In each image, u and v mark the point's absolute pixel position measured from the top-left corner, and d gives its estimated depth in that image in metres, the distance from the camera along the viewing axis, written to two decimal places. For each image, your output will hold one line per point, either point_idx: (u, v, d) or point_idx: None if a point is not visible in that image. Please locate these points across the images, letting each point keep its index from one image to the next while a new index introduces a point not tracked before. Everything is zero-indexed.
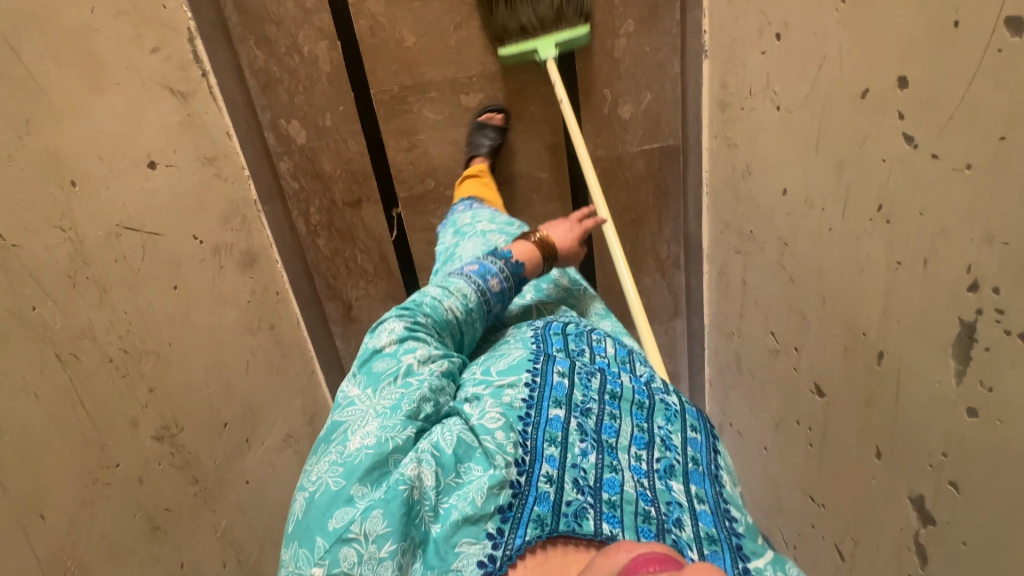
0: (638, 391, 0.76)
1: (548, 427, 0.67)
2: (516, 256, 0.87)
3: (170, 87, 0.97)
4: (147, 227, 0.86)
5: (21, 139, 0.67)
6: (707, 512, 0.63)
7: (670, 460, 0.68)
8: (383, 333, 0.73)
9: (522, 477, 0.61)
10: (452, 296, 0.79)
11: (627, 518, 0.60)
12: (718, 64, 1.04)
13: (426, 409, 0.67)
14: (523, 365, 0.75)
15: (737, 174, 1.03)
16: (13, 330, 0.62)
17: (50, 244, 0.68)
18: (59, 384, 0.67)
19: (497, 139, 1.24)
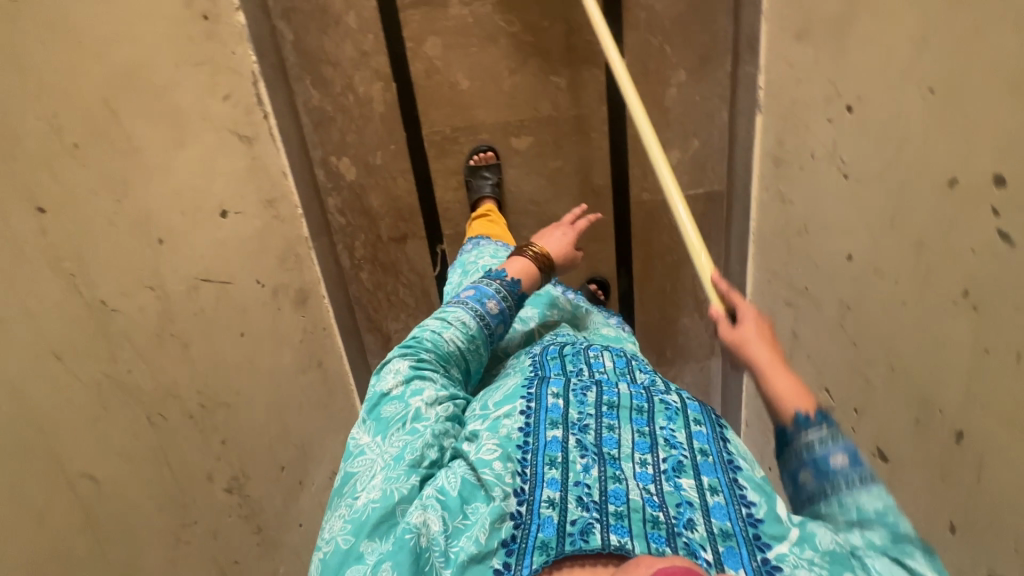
0: (636, 395, 0.68)
1: (547, 450, 0.60)
2: (512, 274, 0.86)
3: (237, 132, 0.98)
4: (220, 276, 0.87)
5: (119, 204, 0.67)
6: (722, 504, 0.55)
7: (677, 456, 0.60)
8: (389, 375, 0.69)
9: (523, 507, 0.55)
10: (452, 327, 0.76)
11: (636, 527, 0.53)
12: (774, 120, 1.06)
13: (431, 455, 0.62)
14: (518, 393, 0.69)
15: (791, 230, 1.04)
16: (113, 395, 0.62)
17: (142, 304, 0.69)
18: (150, 447, 0.67)
19: (495, 176, 1.26)
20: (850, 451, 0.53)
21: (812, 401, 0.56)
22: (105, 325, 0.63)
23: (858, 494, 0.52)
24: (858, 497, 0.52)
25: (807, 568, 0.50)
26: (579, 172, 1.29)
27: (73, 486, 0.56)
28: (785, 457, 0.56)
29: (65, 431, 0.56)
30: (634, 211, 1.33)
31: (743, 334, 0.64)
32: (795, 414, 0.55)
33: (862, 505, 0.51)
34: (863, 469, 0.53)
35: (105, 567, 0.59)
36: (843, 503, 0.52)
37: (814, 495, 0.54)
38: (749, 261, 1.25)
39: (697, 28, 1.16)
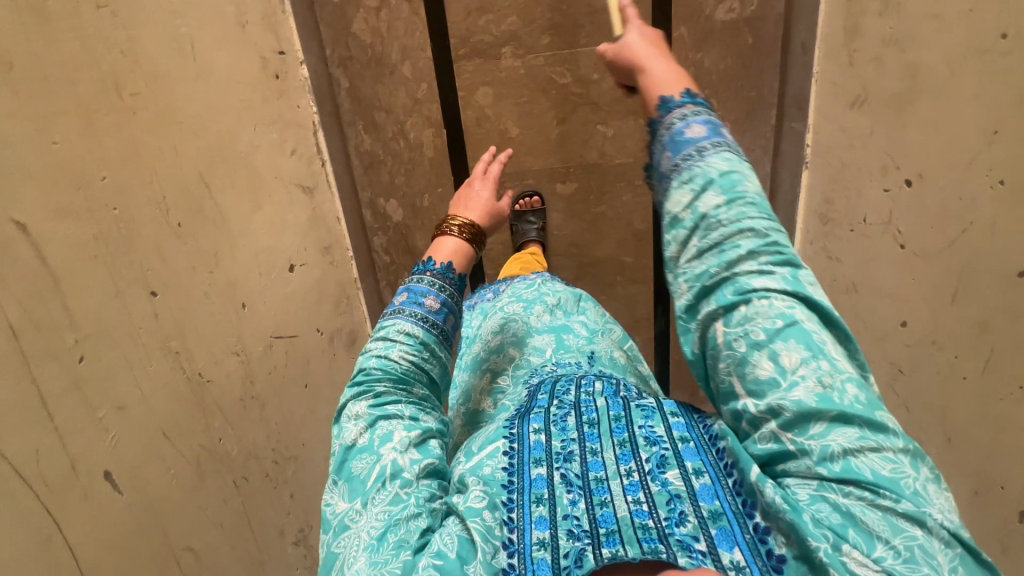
0: (612, 405, 0.58)
1: (532, 488, 0.51)
2: (439, 259, 0.75)
3: (301, 185, 1.01)
4: (289, 331, 0.90)
5: (211, 275, 0.69)
6: (710, 485, 0.48)
7: (659, 453, 0.52)
8: (349, 424, 0.60)
9: (515, 558, 0.47)
10: (398, 343, 0.65)
11: (627, 533, 0.46)
12: (821, 178, 1.08)
13: (421, 524, 0.52)
14: (499, 433, 0.58)
15: (838, 287, 1.06)
16: (208, 466, 0.65)
17: (229, 371, 0.71)
18: (236, 510, 0.69)
19: (540, 222, 1.28)
20: (708, 122, 0.54)
21: (690, 82, 0.58)
22: (201, 397, 0.65)
23: (704, 160, 0.52)
24: (707, 164, 0.52)
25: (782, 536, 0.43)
26: (621, 218, 1.31)
27: (177, 560, 0.58)
28: (651, 150, 0.58)
29: (170, 508, 0.58)
30: None
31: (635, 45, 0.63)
32: (659, 99, 0.58)
33: (705, 181, 0.52)
34: (714, 139, 0.54)
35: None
36: (692, 175, 0.52)
37: (671, 177, 0.54)
38: None
39: (743, 83, 1.19)
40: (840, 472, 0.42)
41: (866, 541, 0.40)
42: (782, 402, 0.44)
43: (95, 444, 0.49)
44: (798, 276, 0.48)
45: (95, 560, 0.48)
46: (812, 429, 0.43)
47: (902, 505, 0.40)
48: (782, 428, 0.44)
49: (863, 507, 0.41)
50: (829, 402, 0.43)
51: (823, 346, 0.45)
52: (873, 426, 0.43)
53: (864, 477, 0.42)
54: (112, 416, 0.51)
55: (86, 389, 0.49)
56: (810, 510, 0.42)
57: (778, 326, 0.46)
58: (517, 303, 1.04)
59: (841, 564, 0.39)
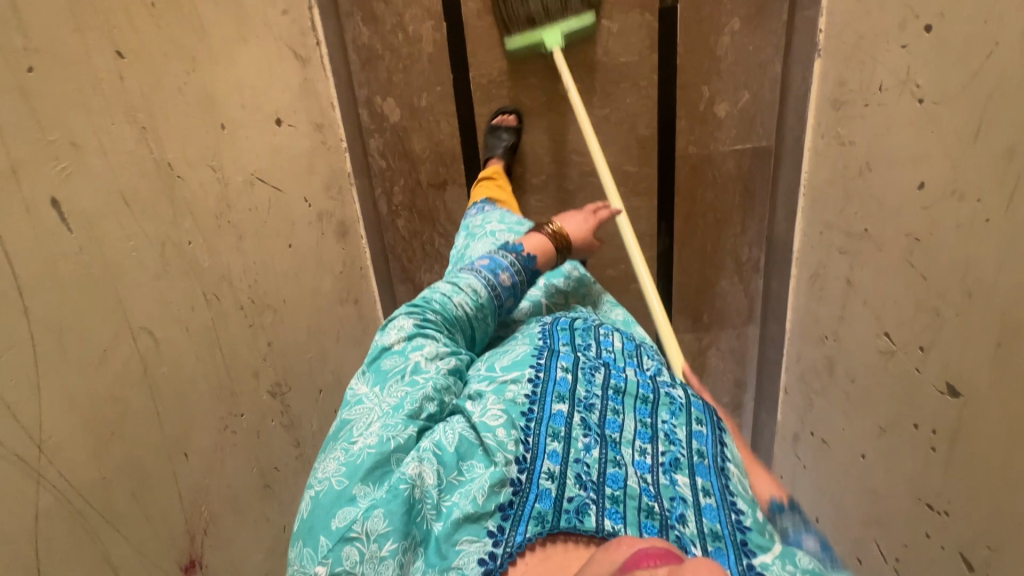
0: (642, 387, 0.75)
1: (552, 423, 0.66)
2: (528, 249, 0.88)
3: (293, 50, 0.98)
4: (272, 181, 0.86)
5: (188, 74, 0.66)
6: (712, 506, 0.61)
7: (675, 453, 0.66)
8: (393, 330, 0.74)
9: (523, 475, 0.60)
10: (461, 293, 0.81)
11: (630, 514, 0.59)
12: (834, 61, 1.03)
13: (429, 409, 0.67)
14: (527, 362, 0.75)
15: (851, 173, 1.01)
16: (175, 261, 0.61)
17: (203, 181, 0.67)
18: (205, 323, 0.65)
19: (512, 139, 1.25)
20: (821, 539, 0.60)
21: (783, 499, 0.65)
22: (171, 188, 0.61)
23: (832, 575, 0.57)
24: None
25: None
26: (625, 123, 1.27)
27: (133, 336, 0.54)
28: None
29: (131, 278, 0.54)
30: (679, 164, 1.30)
31: (743, 457, 0.71)
32: (771, 502, 0.65)
33: None
34: (829, 553, 0.59)
35: (159, 430, 0.56)
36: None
37: None
38: (798, 216, 1.22)
39: None
40: None
41: None
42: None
43: (41, 162, 0.45)
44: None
45: (39, 284, 0.45)
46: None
47: None
48: None
49: None
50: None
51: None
52: None
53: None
54: (67, 149, 0.48)
55: (34, 101, 0.45)
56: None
57: None
58: (505, 230, 1.06)
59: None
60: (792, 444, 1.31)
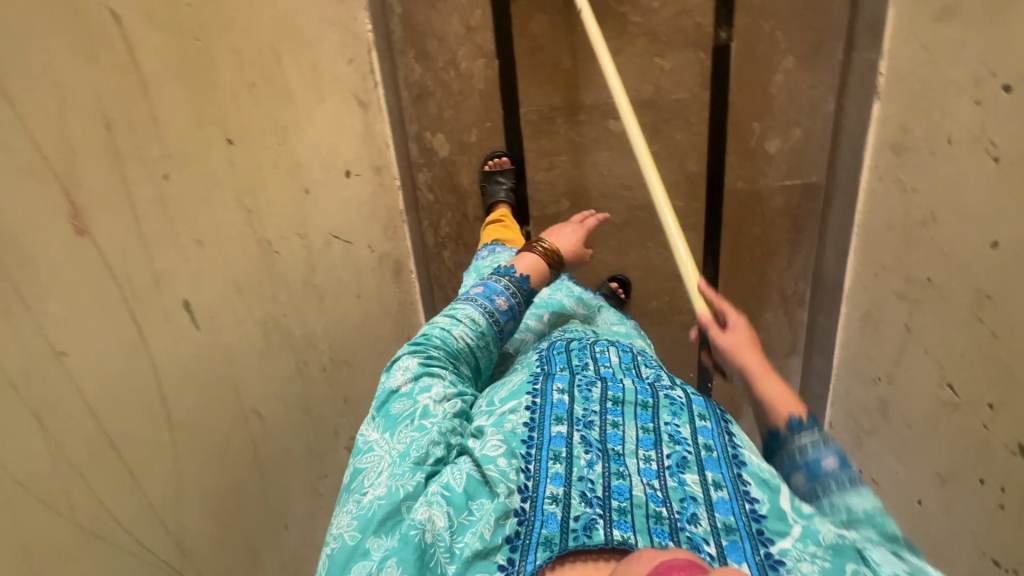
0: (640, 391, 0.66)
1: (552, 445, 0.59)
2: (520, 270, 0.87)
3: (357, 97, 0.99)
4: (345, 235, 0.87)
5: (281, 146, 0.67)
6: (725, 499, 0.54)
7: (681, 452, 0.58)
8: (398, 372, 0.70)
9: (527, 503, 0.54)
10: (461, 324, 0.77)
11: (639, 521, 0.51)
12: (896, 106, 1.03)
13: (436, 453, 0.61)
14: (523, 390, 0.68)
15: (914, 220, 1.00)
16: (273, 338, 0.62)
17: (294, 251, 0.68)
18: (295, 392, 0.67)
19: (510, 181, 1.28)
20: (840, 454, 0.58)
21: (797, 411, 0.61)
22: (271, 265, 0.63)
23: (848, 496, 0.55)
24: (848, 496, 0.55)
25: (808, 561, 0.49)
26: (675, 159, 1.27)
27: (246, 419, 0.58)
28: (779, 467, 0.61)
29: (242, 361, 0.58)
30: (728, 199, 1.30)
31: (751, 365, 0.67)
32: (789, 418, 0.61)
33: (850, 508, 0.54)
34: (851, 471, 0.57)
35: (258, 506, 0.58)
36: (832, 504, 0.55)
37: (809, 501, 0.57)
38: (850, 255, 1.22)
39: (810, 13, 1.14)
40: None
41: None
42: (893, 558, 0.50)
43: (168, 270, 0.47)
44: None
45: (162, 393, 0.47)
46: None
47: None
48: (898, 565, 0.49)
49: None
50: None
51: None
52: None
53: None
54: (193, 248, 0.51)
55: (171, 209, 0.49)
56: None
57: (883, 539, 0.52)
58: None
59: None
60: None
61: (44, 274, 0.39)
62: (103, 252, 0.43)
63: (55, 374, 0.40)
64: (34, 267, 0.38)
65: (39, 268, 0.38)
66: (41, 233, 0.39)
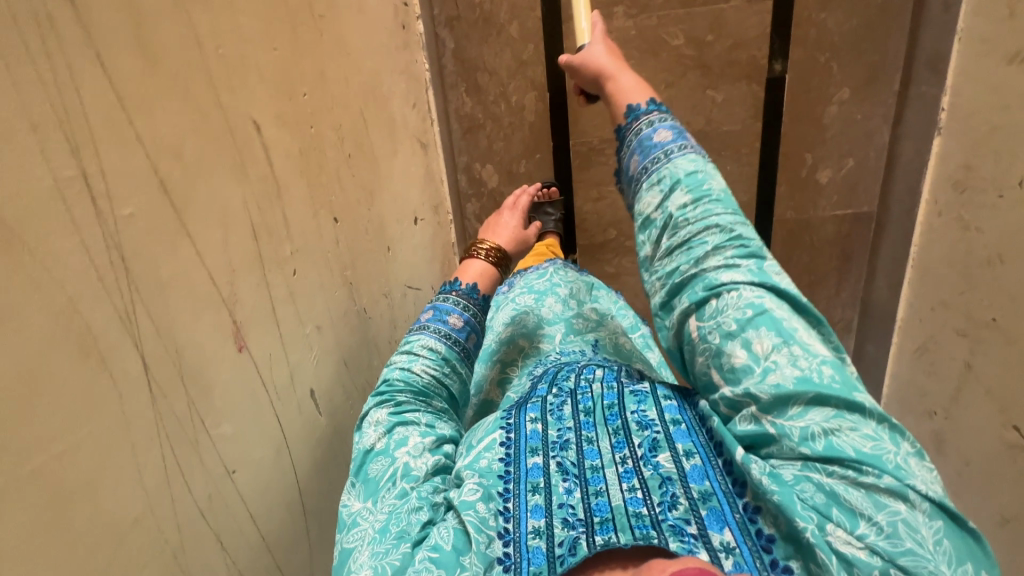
0: (606, 392, 0.61)
1: (529, 477, 0.52)
2: (465, 280, 0.78)
3: (420, 140, 1.00)
4: (416, 283, 0.89)
5: (370, 211, 0.69)
6: (700, 467, 0.50)
7: (651, 437, 0.54)
8: (369, 429, 0.62)
9: (510, 546, 0.47)
10: (420, 357, 0.68)
11: (620, 521, 0.46)
12: (959, 143, 1.01)
13: (422, 518, 0.52)
14: (496, 424, 0.60)
15: (977, 259, 0.99)
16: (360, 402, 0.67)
17: (380, 315, 0.71)
18: None
19: (558, 213, 1.25)
20: (672, 127, 0.63)
21: (654, 92, 0.68)
22: (364, 329, 0.67)
23: (671, 164, 0.60)
24: (673, 166, 0.60)
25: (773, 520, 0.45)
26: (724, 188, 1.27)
27: None
28: (626, 156, 0.66)
29: (347, 431, 0.65)
30: (777, 229, 1.31)
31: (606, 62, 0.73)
32: (631, 108, 0.68)
33: (674, 178, 0.59)
34: (678, 141, 0.62)
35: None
36: (662, 178, 0.60)
37: (642, 181, 0.62)
38: (903, 288, 1.21)
39: (867, 45, 1.13)
40: (823, 451, 0.44)
41: (849, 518, 0.42)
42: (760, 390, 0.47)
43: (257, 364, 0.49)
44: (763, 256, 0.54)
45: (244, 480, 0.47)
46: (842, 468, 0.43)
47: (883, 479, 0.42)
48: (761, 411, 0.47)
49: (845, 485, 0.43)
50: (806, 383, 0.46)
51: (801, 334, 0.49)
52: (849, 404, 0.46)
53: (846, 454, 0.44)
54: (314, 334, 0.57)
55: (299, 302, 0.55)
56: (798, 491, 0.44)
57: (749, 316, 0.49)
58: (527, 293, 1.02)
59: (830, 543, 0.41)
60: None
61: (219, 401, 0.45)
62: (257, 363, 0.49)
63: (229, 490, 0.46)
64: (210, 397, 0.44)
65: (216, 398, 0.44)
66: (218, 362, 0.45)
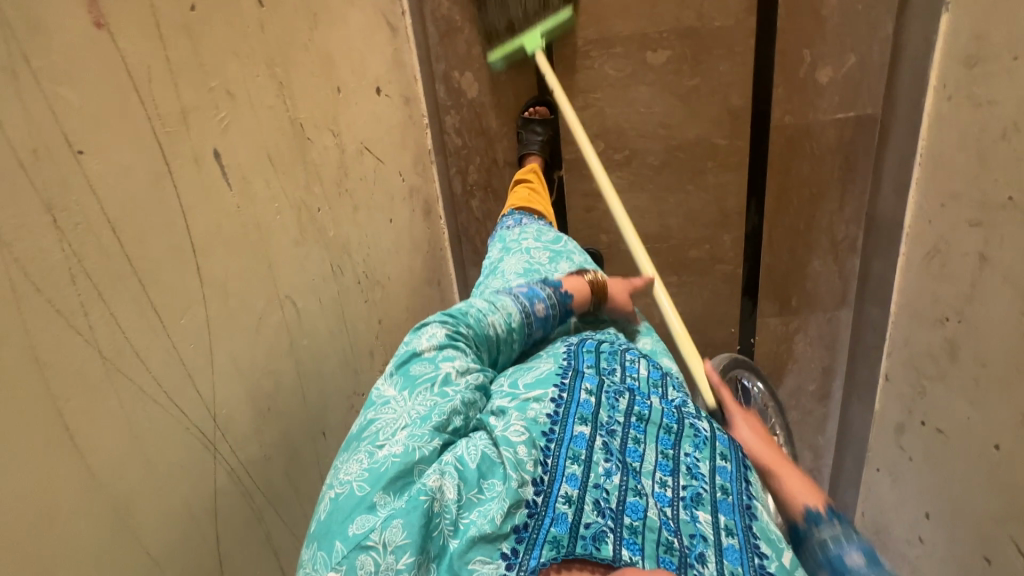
0: (666, 412, 0.63)
1: (572, 444, 0.56)
2: (567, 286, 0.77)
3: (385, 16, 0.94)
4: (376, 153, 0.84)
5: (311, 31, 0.68)
6: (735, 548, 0.52)
7: (697, 488, 0.56)
8: (423, 336, 0.63)
9: (540, 497, 0.51)
10: (496, 312, 0.70)
11: (648, 546, 0.50)
12: (970, 12, 0.93)
13: (456, 422, 0.56)
14: (551, 379, 0.63)
15: (992, 136, 0.90)
16: (295, 227, 0.64)
17: (325, 146, 0.70)
18: (314, 287, 0.67)
19: (545, 132, 1.22)
20: (866, 548, 0.52)
21: (827, 496, 0.56)
22: (304, 151, 0.66)
23: None
24: None
25: None
26: (717, 92, 1.20)
27: (280, 304, 0.61)
28: (803, 558, 0.56)
29: (274, 232, 0.60)
30: (774, 136, 1.23)
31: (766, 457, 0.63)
32: (806, 510, 0.56)
33: None
34: (879, 568, 0.51)
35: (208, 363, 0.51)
36: None
37: None
38: (911, 190, 1.12)
39: None
40: None
41: None
42: None
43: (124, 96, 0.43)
44: None
45: (111, 189, 0.42)
46: None
47: None
48: None
49: None
50: None
51: None
52: None
53: None
54: (223, 95, 0.53)
55: (196, 41, 0.51)
56: None
57: None
58: (542, 248, 0.96)
59: None
60: (894, 434, 1.20)
61: (62, 74, 0.39)
62: (123, 54, 0.43)
63: (75, 176, 0.39)
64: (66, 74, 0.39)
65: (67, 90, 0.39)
66: (61, 14, 0.39)
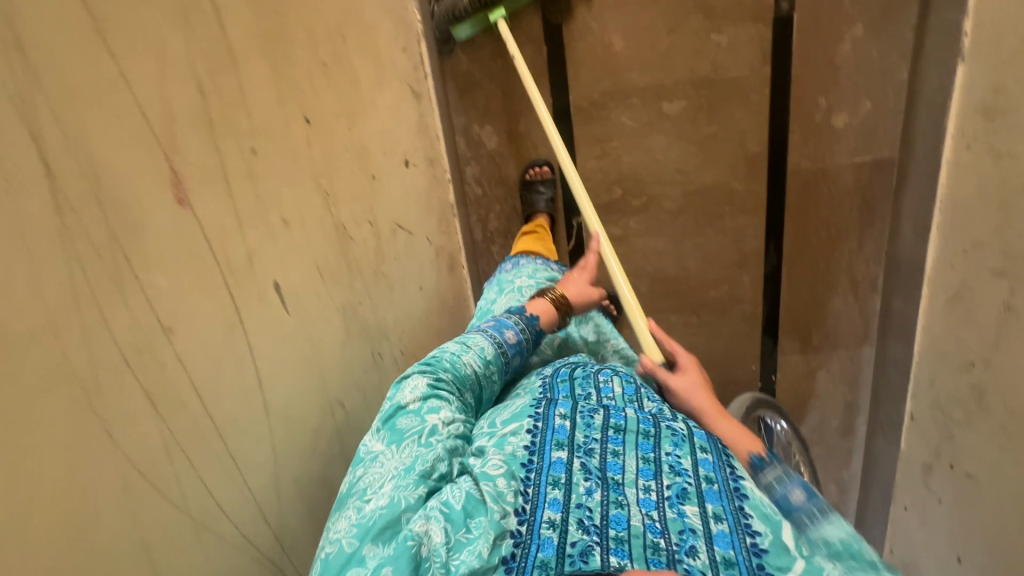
0: (641, 419, 0.63)
1: (551, 470, 0.57)
2: (531, 311, 0.81)
3: (411, 86, 0.97)
4: (405, 226, 0.89)
5: (349, 128, 0.75)
6: (726, 532, 0.52)
7: (681, 483, 0.56)
8: (407, 389, 0.65)
9: (523, 526, 0.53)
10: (470, 351, 0.72)
11: (636, 550, 0.50)
12: (985, 64, 0.94)
13: (441, 468, 0.59)
14: (525, 412, 0.65)
15: (1010, 185, 0.90)
16: (338, 319, 0.70)
17: (362, 237, 0.76)
18: (356, 372, 0.74)
19: (551, 192, 1.25)
20: (803, 484, 0.60)
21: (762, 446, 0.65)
22: (345, 247, 0.72)
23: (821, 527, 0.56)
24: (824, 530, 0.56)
25: None
26: (733, 138, 1.22)
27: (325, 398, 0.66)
28: None
29: (319, 330, 0.67)
30: (791, 180, 1.24)
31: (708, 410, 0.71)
32: (750, 457, 0.64)
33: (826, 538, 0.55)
34: (818, 501, 0.59)
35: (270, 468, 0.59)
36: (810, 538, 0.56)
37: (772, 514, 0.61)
38: (932, 233, 1.12)
39: None
40: None
41: None
42: None
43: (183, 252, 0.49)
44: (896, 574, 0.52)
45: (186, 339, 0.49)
46: None
47: None
48: None
49: None
50: None
51: None
52: None
53: None
54: (280, 226, 0.61)
55: (256, 180, 0.58)
56: None
57: None
58: (534, 285, 0.98)
59: None
60: (923, 475, 1.19)
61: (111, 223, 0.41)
62: (200, 219, 0.51)
63: (162, 348, 0.46)
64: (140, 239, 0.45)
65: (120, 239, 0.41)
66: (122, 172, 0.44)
